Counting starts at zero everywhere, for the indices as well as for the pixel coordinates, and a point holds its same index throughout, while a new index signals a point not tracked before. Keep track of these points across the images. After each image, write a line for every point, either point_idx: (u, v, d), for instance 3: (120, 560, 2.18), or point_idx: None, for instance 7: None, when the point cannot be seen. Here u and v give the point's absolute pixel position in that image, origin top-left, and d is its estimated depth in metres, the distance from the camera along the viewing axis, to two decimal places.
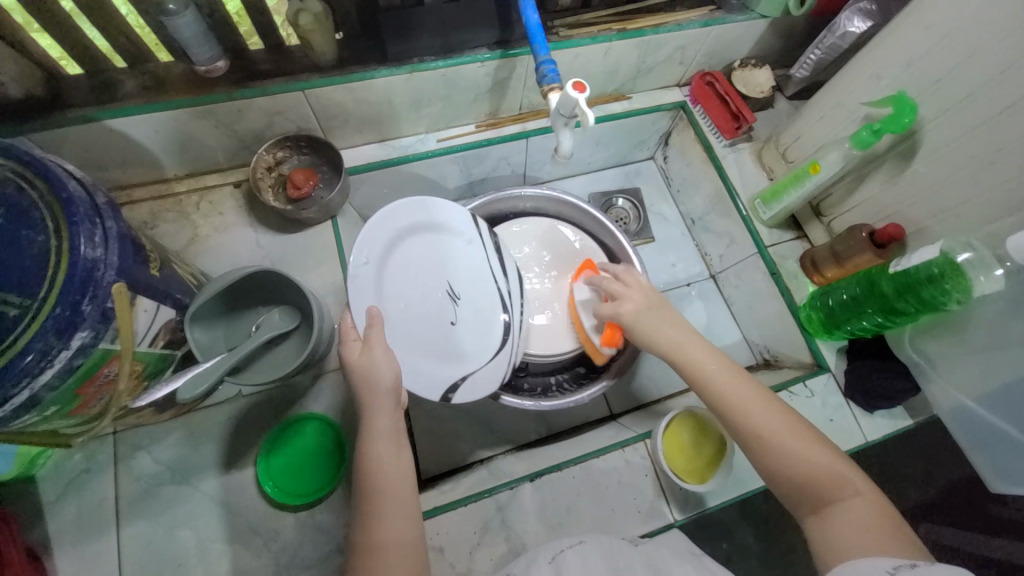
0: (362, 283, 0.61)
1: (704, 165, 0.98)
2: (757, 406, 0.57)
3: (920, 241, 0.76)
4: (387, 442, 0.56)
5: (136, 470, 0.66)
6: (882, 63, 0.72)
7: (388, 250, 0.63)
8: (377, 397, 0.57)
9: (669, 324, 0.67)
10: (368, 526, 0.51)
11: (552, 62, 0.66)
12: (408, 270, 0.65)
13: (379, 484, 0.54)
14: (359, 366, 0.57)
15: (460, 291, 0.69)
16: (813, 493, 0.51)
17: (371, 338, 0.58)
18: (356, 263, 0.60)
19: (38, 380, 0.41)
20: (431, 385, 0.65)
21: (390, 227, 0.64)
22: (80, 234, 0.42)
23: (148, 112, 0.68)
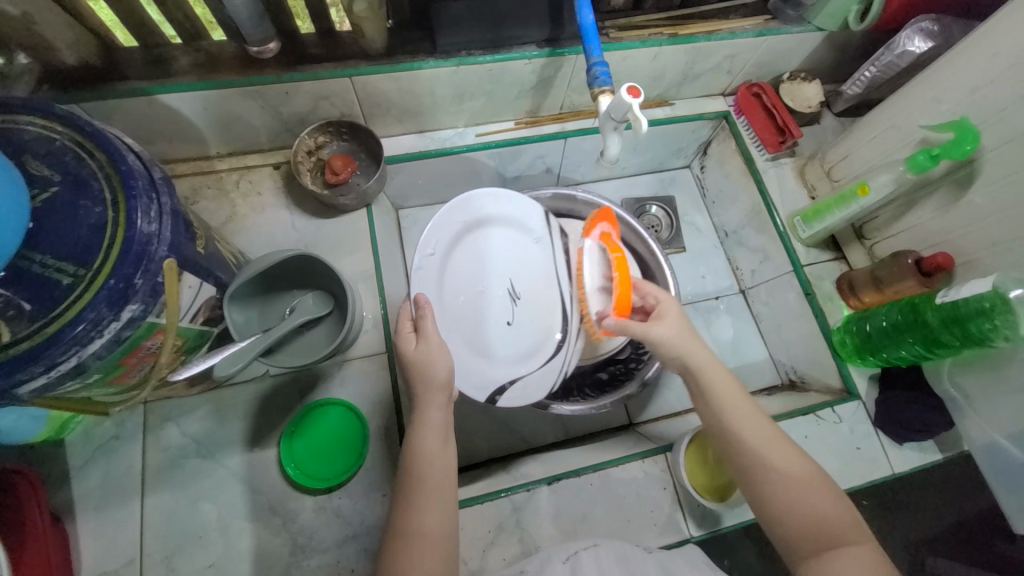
0: (427, 274, 0.67)
1: (743, 177, 0.96)
2: (772, 444, 0.55)
3: (968, 273, 0.73)
4: (434, 436, 0.56)
5: (163, 441, 0.67)
6: (944, 86, 0.69)
7: (454, 244, 0.69)
8: (432, 389, 0.58)
9: (697, 341, 0.62)
10: (405, 511, 0.52)
11: (604, 64, 0.65)
12: (472, 264, 0.70)
13: (421, 473, 0.54)
14: (415, 359, 0.59)
15: (521, 291, 0.72)
16: (816, 535, 0.51)
17: (421, 330, 0.60)
18: (422, 255, 0.67)
19: (86, 348, 0.42)
20: (478, 384, 0.68)
21: (458, 220, 0.69)
22: (138, 208, 0.43)
23: (198, 89, 0.69)
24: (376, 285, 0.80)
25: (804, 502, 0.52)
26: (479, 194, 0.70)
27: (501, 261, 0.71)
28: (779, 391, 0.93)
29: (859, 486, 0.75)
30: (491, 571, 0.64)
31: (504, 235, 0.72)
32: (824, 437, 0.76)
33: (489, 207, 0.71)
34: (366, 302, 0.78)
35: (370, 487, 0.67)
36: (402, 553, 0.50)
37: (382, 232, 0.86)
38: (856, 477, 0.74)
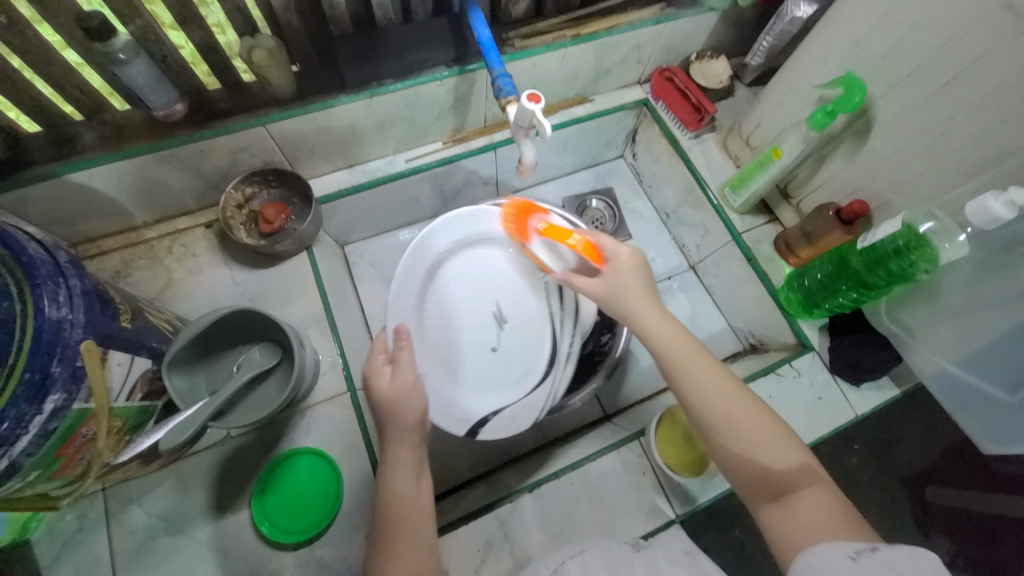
0: (405, 298, 0.72)
1: (672, 159, 1.00)
2: (728, 400, 0.54)
3: (884, 215, 0.77)
4: (406, 473, 0.57)
5: (129, 525, 0.65)
6: (830, 45, 0.74)
7: (436, 269, 0.74)
8: (404, 429, 0.59)
9: (647, 297, 0.60)
10: (384, 554, 0.51)
11: (507, 74, 0.66)
12: (455, 292, 0.74)
13: (394, 512, 0.54)
14: (387, 400, 0.60)
15: (506, 315, 0.75)
16: (773, 485, 0.50)
17: (399, 361, 0.63)
18: (406, 269, 0.72)
19: (14, 447, 0.40)
20: (454, 417, 0.69)
21: (436, 247, 0.74)
22: (44, 295, 0.42)
23: (109, 162, 0.68)
24: (327, 325, 0.79)
25: (757, 456, 0.51)
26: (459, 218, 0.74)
27: (484, 286, 0.75)
28: (741, 356, 0.96)
29: (828, 433, 0.78)
30: None
31: (488, 260, 0.76)
32: (786, 393, 0.78)
33: (465, 231, 0.75)
34: (320, 344, 0.78)
35: (351, 529, 0.66)
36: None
37: (327, 272, 0.85)
38: (822, 426, 0.77)
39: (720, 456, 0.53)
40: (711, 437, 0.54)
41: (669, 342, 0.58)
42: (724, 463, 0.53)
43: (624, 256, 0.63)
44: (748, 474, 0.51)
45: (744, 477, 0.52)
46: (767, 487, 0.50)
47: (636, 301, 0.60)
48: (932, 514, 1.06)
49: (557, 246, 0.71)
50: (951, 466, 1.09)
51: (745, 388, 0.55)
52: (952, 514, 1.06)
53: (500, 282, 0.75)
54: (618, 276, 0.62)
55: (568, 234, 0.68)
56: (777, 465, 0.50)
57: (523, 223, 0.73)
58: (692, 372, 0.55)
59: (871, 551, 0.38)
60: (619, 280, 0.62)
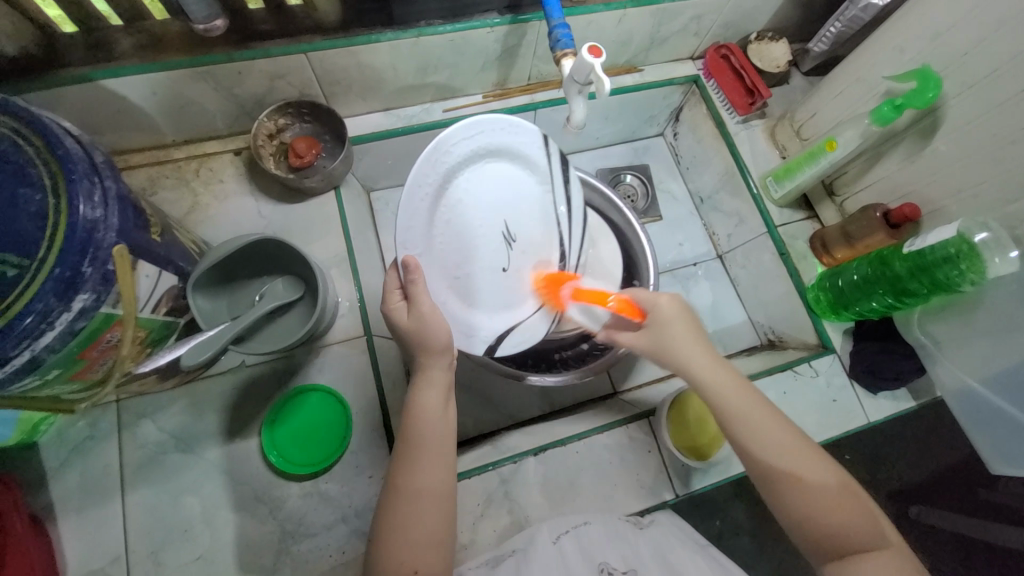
0: (411, 227, 0.54)
1: (715, 141, 0.96)
2: (786, 455, 0.53)
3: (934, 222, 0.75)
4: (436, 395, 0.57)
5: (140, 438, 0.66)
6: (907, 36, 0.69)
7: (441, 193, 0.55)
8: (434, 353, 0.57)
9: (692, 340, 0.60)
10: (405, 468, 0.53)
11: (566, 26, 0.63)
12: (469, 214, 0.56)
13: (421, 431, 0.55)
14: (413, 327, 0.56)
15: (519, 235, 0.61)
16: (837, 545, 0.50)
17: (413, 296, 0.55)
18: (409, 200, 0.53)
19: (39, 342, 0.40)
20: (474, 338, 0.61)
21: (443, 164, 0.54)
22: (79, 193, 0.41)
23: (145, 72, 0.66)
24: (349, 269, 0.78)
25: (825, 515, 0.51)
26: (473, 121, 0.55)
27: (499, 204, 0.58)
28: (759, 351, 0.95)
29: (836, 436, 0.78)
30: (481, 542, 0.65)
31: (504, 172, 0.59)
32: (801, 391, 0.78)
33: (475, 141, 0.56)
34: (340, 286, 0.77)
35: (356, 470, 0.67)
36: (403, 508, 0.51)
37: (352, 215, 0.84)
38: (833, 428, 0.77)
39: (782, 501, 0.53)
40: (775, 494, 0.53)
41: (725, 389, 0.57)
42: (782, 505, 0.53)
43: (663, 305, 0.62)
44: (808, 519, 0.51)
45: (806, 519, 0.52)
46: (833, 546, 0.50)
47: (689, 347, 0.60)
48: (913, 531, 1.07)
49: (590, 308, 0.69)
50: (943, 485, 1.09)
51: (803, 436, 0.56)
52: (933, 534, 1.07)
53: (518, 196, 0.60)
54: (671, 321, 0.61)
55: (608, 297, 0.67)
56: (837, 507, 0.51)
57: (553, 291, 0.65)
58: (751, 424, 0.55)
59: None
60: (665, 330, 0.62)
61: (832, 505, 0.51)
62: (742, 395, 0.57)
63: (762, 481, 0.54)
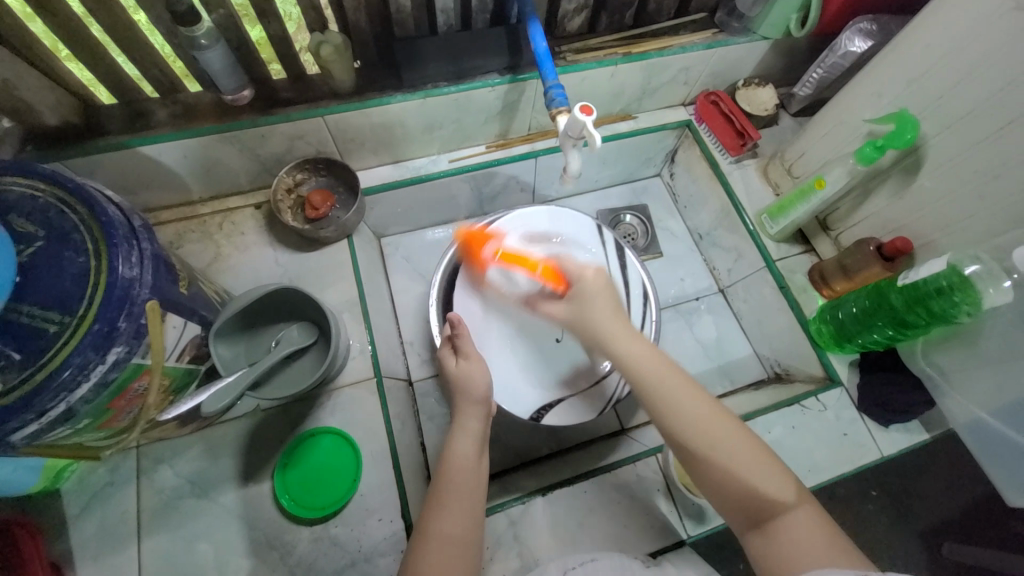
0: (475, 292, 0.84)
1: (710, 181, 1.00)
2: (698, 418, 0.54)
3: (927, 254, 0.76)
4: (471, 442, 0.61)
5: (157, 484, 0.68)
6: (882, 82, 0.73)
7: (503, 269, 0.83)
8: (473, 402, 0.65)
9: (610, 316, 0.63)
10: (434, 512, 0.54)
11: (560, 86, 0.69)
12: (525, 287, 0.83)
13: (456, 477, 0.57)
14: (457, 377, 0.67)
15: None
16: (754, 508, 0.51)
17: (460, 348, 0.69)
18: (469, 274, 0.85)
19: (74, 393, 0.43)
20: (518, 402, 0.79)
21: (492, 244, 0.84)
22: (119, 255, 0.45)
23: (177, 139, 0.72)
24: (361, 312, 0.81)
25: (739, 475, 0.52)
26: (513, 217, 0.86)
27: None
28: (766, 385, 0.94)
29: (849, 472, 0.76)
30: None
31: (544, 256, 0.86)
32: (810, 426, 0.77)
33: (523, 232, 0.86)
34: (352, 330, 0.80)
35: (365, 513, 0.67)
36: (432, 552, 0.51)
37: (364, 261, 0.88)
38: (846, 464, 0.75)
39: (706, 478, 0.54)
40: (691, 458, 0.54)
41: (640, 360, 0.59)
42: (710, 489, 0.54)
43: (587, 277, 0.68)
44: (729, 495, 0.52)
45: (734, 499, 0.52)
46: (750, 511, 0.51)
47: (608, 323, 0.63)
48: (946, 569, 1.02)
49: (512, 271, 0.82)
50: (976, 522, 1.04)
51: (735, 418, 0.56)
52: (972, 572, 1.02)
53: None
54: (591, 292, 0.66)
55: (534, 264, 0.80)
56: (768, 490, 0.51)
57: (478, 249, 0.83)
58: (662, 392, 0.56)
59: None
60: (587, 297, 0.67)
61: (739, 457, 0.52)
62: (658, 365, 0.58)
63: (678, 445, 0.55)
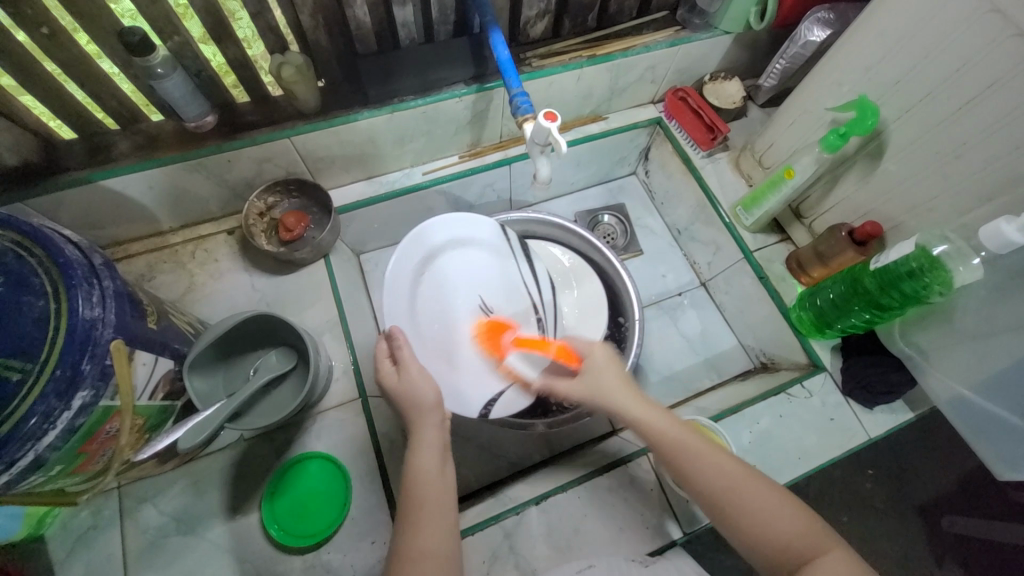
0: (399, 295, 0.71)
1: (684, 176, 1.01)
2: (715, 471, 0.55)
3: (897, 236, 0.78)
4: (433, 455, 0.58)
5: (142, 523, 0.66)
6: (842, 70, 0.75)
7: (423, 268, 0.73)
8: (424, 411, 0.61)
9: (625, 382, 0.64)
10: (407, 536, 0.53)
11: (525, 93, 0.69)
12: (448, 287, 0.71)
13: (420, 494, 0.55)
14: (401, 388, 0.62)
15: (494, 305, 0.73)
16: (791, 558, 0.49)
17: (400, 361, 0.63)
18: (394, 274, 0.72)
19: (41, 442, 0.42)
20: (467, 403, 0.71)
21: (428, 243, 0.74)
22: (79, 296, 0.44)
23: (142, 170, 0.71)
24: (342, 332, 0.81)
25: (764, 523, 0.51)
26: (442, 219, 0.74)
27: (469, 283, 0.72)
28: (752, 375, 0.95)
29: (839, 456, 0.77)
30: None
31: (470, 254, 0.74)
32: (798, 413, 0.78)
33: (451, 228, 0.75)
34: (334, 350, 0.79)
35: (358, 536, 0.66)
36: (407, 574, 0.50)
37: (342, 280, 0.88)
38: (835, 448, 0.76)
39: (734, 531, 0.53)
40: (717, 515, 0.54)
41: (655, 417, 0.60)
42: (742, 541, 0.53)
43: (597, 350, 0.68)
44: (762, 548, 0.51)
45: (765, 552, 0.51)
46: (787, 560, 0.49)
47: (620, 396, 0.63)
48: (944, 543, 1.01)
49: (530, 355, 0.74)
50: (968, 495, 1.04)
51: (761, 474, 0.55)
52: (967, 544, 1.01)
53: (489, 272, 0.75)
54: (602, 367, 0.66)
55: (549, 346, 0.75)
56: (797, 537, 0.50)
57: (495, 340, 0.72)
58: (679, 454, 0.57)
59: None
60: (597, 372, 0.66)
61: (761, 505, 0.52)
62: (672, 425, 0.59)
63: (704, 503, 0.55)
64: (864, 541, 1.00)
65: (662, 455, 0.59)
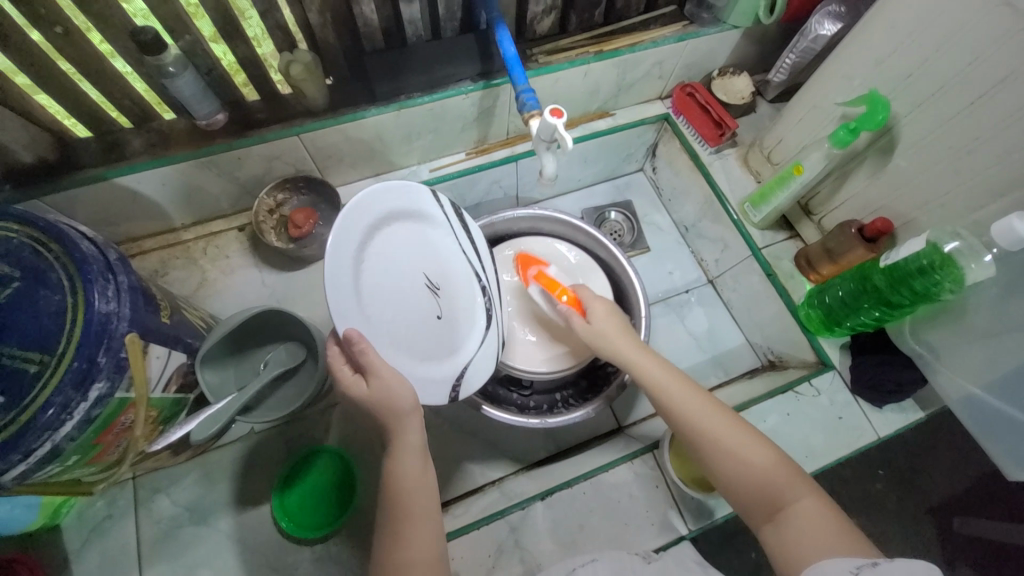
0: (343, 284, 0.52)
1: (692, 173, 1.00)
2: (703, 421, 0.57)
3: (908, 233, 0.77)
4: (415, 460, 0.56)
5: (155, 513, 0.68)
6: (853, 64, 0.74)
7: (362, 252, 0.55)
8: (403, 416, 0.56)
9: (623, 334, 0.68)
10: (395, 546, 0.52)
11: (531, 90, 0.69)
12: (389, 267, 0.58)
13: (405, 500, 0.54)
14: (373, 397, 0.55)
15: (438, 282, 0.63)
16: (764, 504, 0.52)
17: (365, 364, 0.52)
18: (335, 261, 0.51)
19: (59, 432, 0.43)
20: (436, 386, 0.62)
21: (360, 222, 0.55)
22: (95, 290, 0.45)
23: (155, 168, 0.72)
24: None
25: (742, 472, 0.54)
26: (379, 190, 0.57)
27: (411, 260, 0.60)
28: (760, 373, 0.95)
29: (847, 455, 0.76)
30: None
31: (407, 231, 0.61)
32: (805, 411, 0.77)
33: (387, 204, 0.58)
34: None
35: (365, 529, 0.67)
36: None
37: None
38: (843, 447, 0.76)
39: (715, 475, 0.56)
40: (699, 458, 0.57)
41: (651, 367, 0.63)
42: (725, 484, 0.55)
43: (597, 306, 0.71)
44: (738, 490, 0.54)
45: (744, 497, 0.53)
46: (761, 506, 0.52)
47: (623, 344, 0.67)
48: (956, 545, 1.00)
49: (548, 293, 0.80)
50: (981, 496, 1.03)
51: (752, 426, 0.57)
52: (982, 546, 1.00)
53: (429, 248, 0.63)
54: (605, 319, 0.70)
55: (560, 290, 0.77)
56: (775, 486, 0.52)
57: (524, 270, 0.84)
58: (670, 401, 0.60)
59: (869, 565, 0.41)
60: (602, 322, 0.70)
61: (743, 457, 0.54)
62: (667, 374, 0.62)
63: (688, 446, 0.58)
64: (872, 539, 1.00)
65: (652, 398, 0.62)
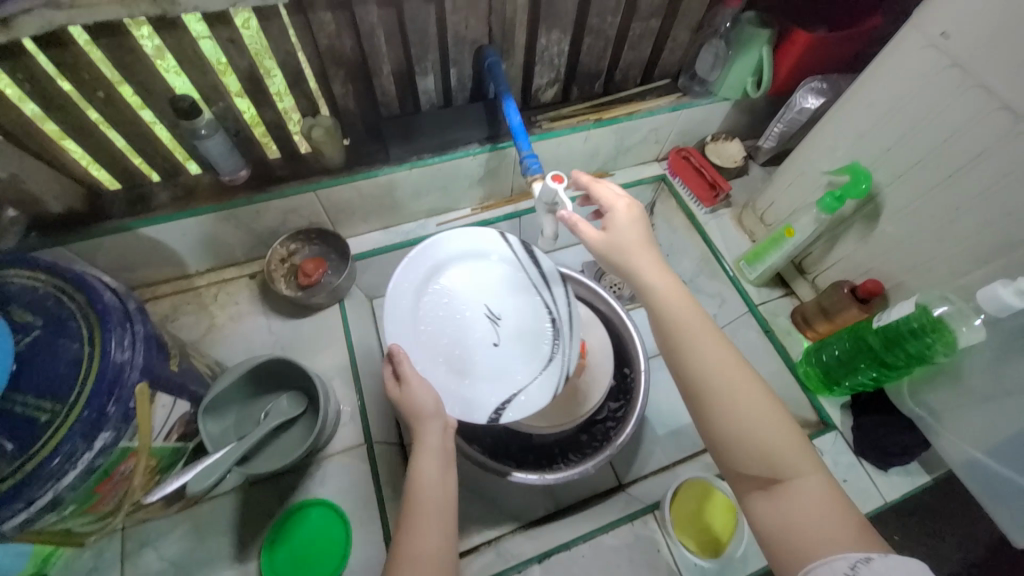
0: (400, 314, 0.71)
1: (688, 231, 1.04)
2: (720, 372, 0.53)
3: (899, 295, 0.79)
4: (435, 457, 0.58)
5: (141, 568, 0.66)
6: (835, 137, 0.79)
7: (423, 287, 0.74)
8: (425, 419, 0.61)
9: (646, 250, 0.60)
10: (407, 533, 0.53)
11: (535, 155, 0.74)
12: (451, 301, 0.74)
13: (419, 498, 0.55)
14: (402, 401, 0.62)
15: (499, 313, 0.75)
16: (764, 473, 0.49)
17: (400, 374, 0.63)
18: (399, 288, 0.72)
19: (61, 482, 0.43)
20: (473, 407, 0.69)
21: (427, 264, 0.74)
22: (112, 338, 0.47)
23: (177, 219, 0.76)
24: (351, 377, 0.83)
25: (748, 436, 0.50)
26: (441, 239, 0.76)
27: (473, 295, 0.75)
28: None
29: None
30: None
31: (473, 270, 0.76)
32: None
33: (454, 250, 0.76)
34: (343, 395, 0.81)
35: None
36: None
37: (355, 325, 0.91)
38: None
39: (716, 430, 0.52)
40: (702, 409, 0.53)
41: (675, 306, 0.57)
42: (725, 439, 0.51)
43: (623, 217, 0.61)
44: (740, 450, 0.50)
45: (741, 459, 0.50)
46: (761, 475, 0.49)
47: (646, 262, 0.59)
48: None
49: None
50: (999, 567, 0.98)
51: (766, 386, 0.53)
52: None
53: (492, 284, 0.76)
54: (628, 228, 0.61)
55: None
56: (779, 455, 0.49)
57: None
58: (687, 345, 0.54)
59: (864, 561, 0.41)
60: (624, 231, 0.61)
61: (753, 418, 0.50)
62: (688, 315, 0.56)
63: (694, 396, 0.53)
64: None
65: (664, 337, 0.57)
